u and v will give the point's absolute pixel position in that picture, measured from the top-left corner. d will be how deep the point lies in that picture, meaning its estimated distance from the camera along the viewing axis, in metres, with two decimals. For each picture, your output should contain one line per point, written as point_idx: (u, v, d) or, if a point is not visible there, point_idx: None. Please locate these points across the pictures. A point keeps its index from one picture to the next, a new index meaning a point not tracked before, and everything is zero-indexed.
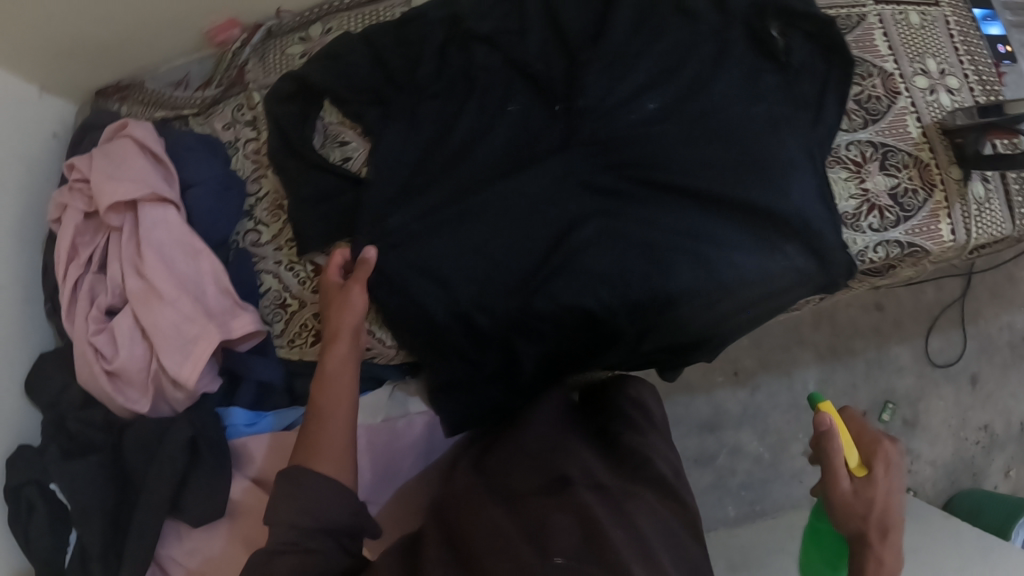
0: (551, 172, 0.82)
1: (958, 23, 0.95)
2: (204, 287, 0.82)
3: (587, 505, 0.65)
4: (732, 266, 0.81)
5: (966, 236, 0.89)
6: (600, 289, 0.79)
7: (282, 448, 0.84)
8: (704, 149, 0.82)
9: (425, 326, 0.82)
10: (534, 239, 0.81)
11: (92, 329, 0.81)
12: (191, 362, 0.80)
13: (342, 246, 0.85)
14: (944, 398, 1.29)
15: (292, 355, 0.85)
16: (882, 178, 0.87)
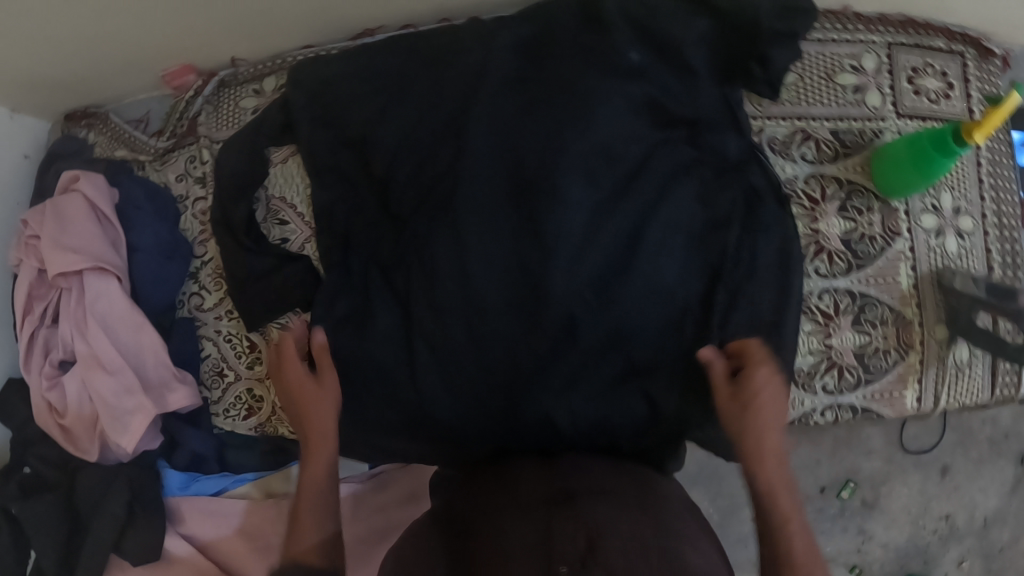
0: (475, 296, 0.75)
1: (990, 150, 0.84)
2: (144, 357, 0.85)
3: (600, 524, 0.61)
4: (625, 405, 0.77)
5: (933, 404, 0.82)
6: (473, 391, 0.77)
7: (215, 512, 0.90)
8: (611, 249, 0.75)
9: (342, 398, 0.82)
10: (429, 331, 0.77)
11: (45, 384, 0.86)
12: (128, 430, 0.83)
13: (274, 328, 0.85)
14: (909, 486, 1.27)
15: (226, 425, 0.87)
16: (852, 334, 0.79)
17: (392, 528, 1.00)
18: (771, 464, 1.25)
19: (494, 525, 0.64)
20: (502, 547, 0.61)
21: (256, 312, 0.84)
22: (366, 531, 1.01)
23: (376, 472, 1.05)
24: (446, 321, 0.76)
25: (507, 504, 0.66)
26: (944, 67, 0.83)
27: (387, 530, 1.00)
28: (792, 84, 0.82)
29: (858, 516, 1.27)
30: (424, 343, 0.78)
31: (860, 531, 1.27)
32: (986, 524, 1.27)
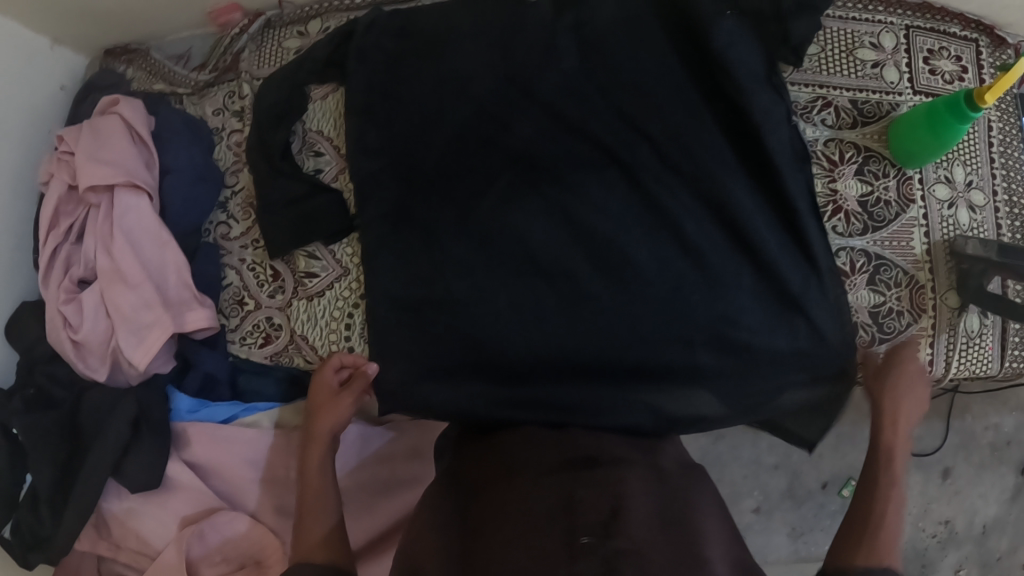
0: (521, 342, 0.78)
1: (1000, 130, 0.86)
2: (166, 277, 0.85)
3: (623, 494, 0.59)
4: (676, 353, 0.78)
5: (944, 369, 0.83)
6: (525, 332, 0.78)
7: (224, 441, 0.86)
8: (670, 197, 0.78)
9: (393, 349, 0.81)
10: (485, 272, 0.79)
11: (63, 298, 0.86)
12: (144, 346, 0.83)
13: (300, 257, 0.85)
14: (909, 486, 1.26)
15: (242, 353, 0.87)
16: (866, 293, 0.81)
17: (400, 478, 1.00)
18: (774, 454, 1.25)
19: (517, 487, 0.63)
20: (521, 514, 0.59)
21: (280, 237, 0.84)
22: (376, 482, 0.99)
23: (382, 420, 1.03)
24: (506, 306, 0.78)
25: (523, 476, 0.64)
26: (958, 52, 0.87)
27: (393, 483, 1.00)
28: (815, 55, 0.85)
29: None
30: (471, 280, 0.79)
31: None
32: (985, 531, 1.26)
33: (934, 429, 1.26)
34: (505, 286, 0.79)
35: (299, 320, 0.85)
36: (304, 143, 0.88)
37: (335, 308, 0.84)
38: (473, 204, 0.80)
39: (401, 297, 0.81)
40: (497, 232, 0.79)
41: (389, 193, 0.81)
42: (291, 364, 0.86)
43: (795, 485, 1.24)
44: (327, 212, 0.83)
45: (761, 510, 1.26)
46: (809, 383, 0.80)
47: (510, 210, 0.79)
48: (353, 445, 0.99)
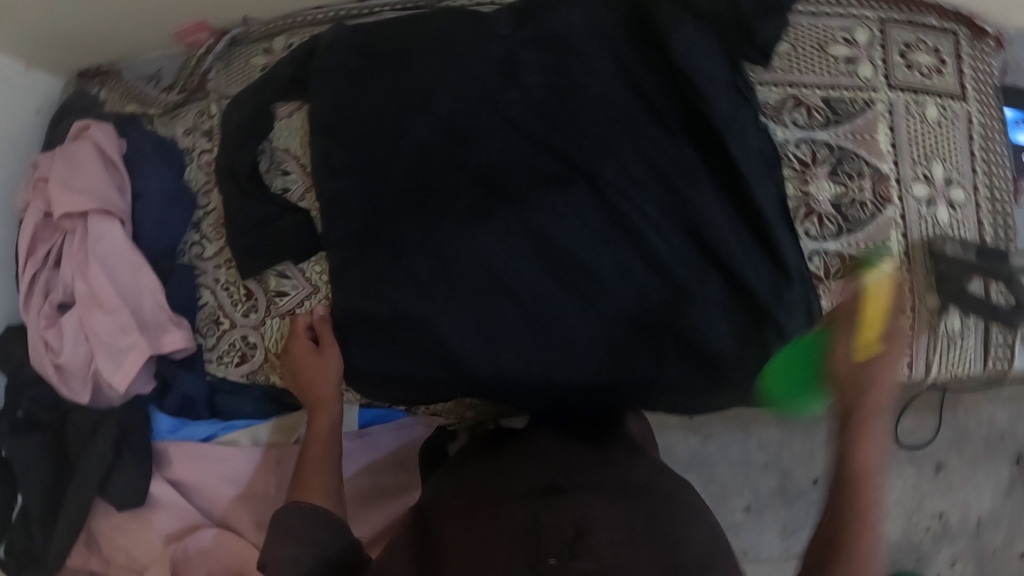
0: (495, 366, 0.79)
1: (981, 123, 0.83)
2: (141, 300, 0.86)
3: (585, 514, 0.62)
4: (654, 361, 0.79)
5: (925, 373, 0.80)
6: (503, 341, 0.79)
7: (205, 457, 0.87)
8: (642, 206, 0.78)
9: (374, 364, 0.82)
10: (456, 287, 0.79)
11: (43, 324, 0.88)
12: (123, 369, 0.84)
13: (270, 276, 0.84)
14: (902, 479, 1.25)
15: (219, 372, 0.88)
16: (843, 298, 0.79)
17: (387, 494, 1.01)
18: (764, 452, 1.23)
19: (486, 513, 0.66)
20: (477, 544, 0.62)
21: (250, 258, 0.84)
22: (362, 497, 1.00)
23: (366, 432, 1.02)
24: (487, 313, 0.79)
25: (494, 499, 0.67)
26: (936, 44, 0.84)
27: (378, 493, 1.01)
28: (785, 52, 0.82)
29: None
30: (439, 297, 0.79)
31: None
32: (979, 525, 1.25)
33: (925, 424, 1.25)
34: (474, 300, 0.79)
35: (274, 339, 0.85)
36: (271, 162, 0.87)
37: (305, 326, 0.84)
38: (438, 221, 0.79)
39: (373, 318, 0.80)
40: (466, 244, 0.79)
41: (356, 210, 0.81)
42: (267, 381, 0.87)
43: (785, 484, 1.23)
44: (298, 230, 0.83)
45: (751, 509, 1.25)
46: (785, 390, 0.79)
47: (476, 234, 0.79)
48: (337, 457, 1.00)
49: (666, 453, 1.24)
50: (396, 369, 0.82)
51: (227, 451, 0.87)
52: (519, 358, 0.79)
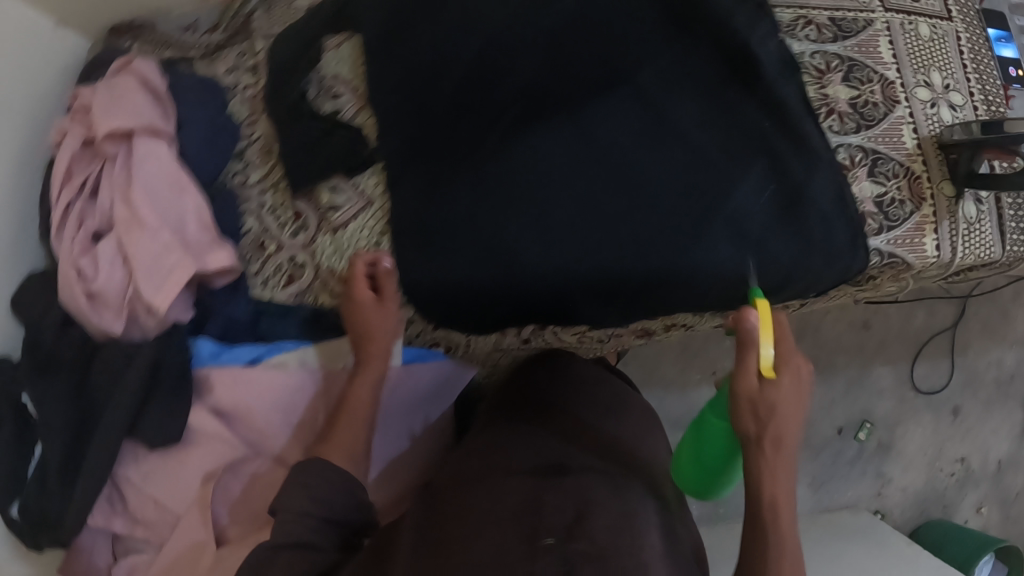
0: (555, 264, 0.80)
1: (968, 40, 0.90)
2: (185, 222, 0.84)
3: (585, 500, 0.68)
4: (713, 250, 0.80)
5: (952, 254, 0.84)
6: (563, 237, 0.80)
7: (248, 382, 0.83)
8: (684, 106, 0.81)
9: (437, 275, 0.81)
10: (512, 187, 0.80)
11: (77, 252, 0.85)
12: (165, 289, 0.82)
13: (323, 192, 0.85)
14: (922, 426, 1.26)
15: (265, 296, 0.86)
16: (869, 185, 0.83)
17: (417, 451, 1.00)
18: None
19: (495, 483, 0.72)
20: (483, 507, 0.67)
21: (302, 173, 0.85)
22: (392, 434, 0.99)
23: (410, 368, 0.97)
24: (547, 210, 0.80)
25: (503, 475, 0.74)
26: None
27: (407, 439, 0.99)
28: None
29: (874, 460, 1.25)
30: (497, 199, 0.80)
31: (879, 474, 1.26)
32: (1000, 468, 1.28)
33: (939, 368, 1.26)
34: (530, 199, 0.81)
35: (324, 255, 0.84)
36: (321, 89, 0.88)
37: (360, 237, 0.83)
38: (488, 129, 0.82)
39: (428, 225, 0.81)
40: (521, 149, 0.81)
41: (405, 121, 0.83)
42: (315, 303, 0.85)
43: (811, 434, 1.22)
44: (349, 144, 0.84)
45: None
46: (823, 271, 0.81)
47: (526, 142, 0.81)
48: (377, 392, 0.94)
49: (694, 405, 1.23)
50: (456, 276, 0.81)
51: (277, 376, 0.83)
52: (578, 254, 0.80)
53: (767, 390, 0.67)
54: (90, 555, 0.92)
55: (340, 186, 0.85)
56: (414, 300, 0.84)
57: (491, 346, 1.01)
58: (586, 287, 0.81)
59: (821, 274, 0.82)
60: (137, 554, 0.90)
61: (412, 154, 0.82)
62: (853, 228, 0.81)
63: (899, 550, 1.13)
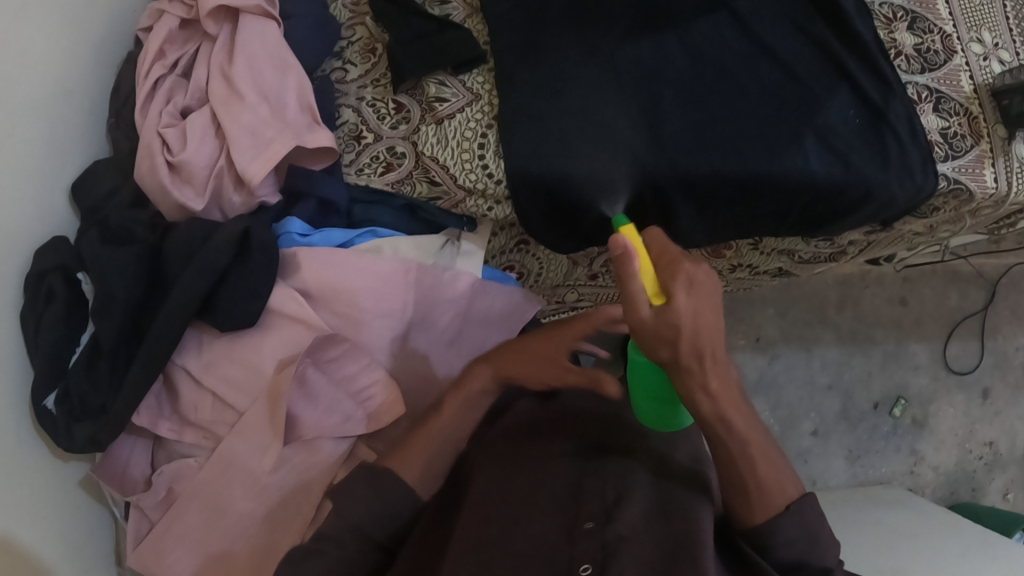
0: (666, 160, 0.74)
1: (1014, 6, 0.95)
2: (285, 100, 0.79)
3: (627, 483, 0.61)
4: (807, 156, 0.75)
5: (1008, 189, 0.85)
6: (660, 132, 0.74)
7: (342, 265, 0.74)
8: (774, 19, 0.80)
9: (530, 159, 0.74)
10: (614, 81, 0.76)
11: (163, 122, 0.80)
12: (261, 159, 0.76)
13: (429, 84, 0.80)
14: (954, 406, 1.31)
15: (359, 184, 0.80)
16: (934, 118, 0.85)
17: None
18: (826, 373, 1.27)
19: (530, 469, 0.65)
20: (518, 495, 0.61)
21: (408, 61, 0.79)
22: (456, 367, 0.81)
23: (489, 287, 0.83)
24: (646, 105, 0.75)
25: (538, 457, 0.67)
26: None
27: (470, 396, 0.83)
28: None
29: (909, 436, 1.29)
30: (602, 91, 0.76)
31: (912, 452, 1.29)
32: None
33: (969, 349, 1.32)
34: (622, 94, 0.76)
35: (428, 144, 0.78)
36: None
37: (466, 129, 0.77)
38: (599, 27, 0.79)
39: (525, 108, 0.75)
40: (625, 50, 0.77)
41: (512, 19, 0.80)
42: (414, 194, 0.79)
43: (848, 405, 1.26)
44: (461, 37, 0.80)
45: (818, 433, 1.26)
46: (901, 189, 0.78)
47: (639, 45, 0.78)
48: (459, 298, 0.80)
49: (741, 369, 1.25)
50: (551, 162, 0.73)
51: (368, 260, 0.74)
52: (691, 149, 0.74)
53: (661, 313, 0.52)
54: (126, 463, 0.81)
55: (448, 81, 0.80)
56: (512, 197, 0.75)
57: (561, 278, 0.94)
58: (682, 194, 0.75)
59: (897, 193, 0.79)
60: (185, 460, 0.78)
61: (530, 48, 0.78)
62: (924, 153, 0.78)
63: (941, 516, 1.15)
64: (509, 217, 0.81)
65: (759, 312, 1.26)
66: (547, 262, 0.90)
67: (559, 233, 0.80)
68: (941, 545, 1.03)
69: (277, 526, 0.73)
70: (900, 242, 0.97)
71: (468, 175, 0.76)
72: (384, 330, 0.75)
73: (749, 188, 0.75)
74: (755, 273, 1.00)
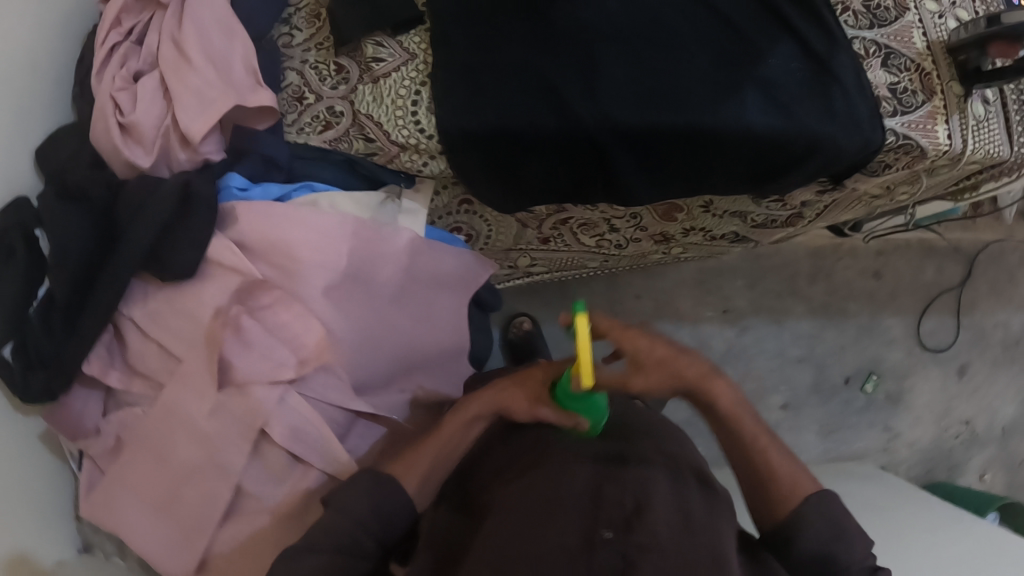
0: (601, 111, 0.71)
1: None
2: (232, 66, 0.78)
3: (647, 491, 0.59)
4: (746, 108, 0.72)
5: (962, 146, 0.83)
6: (595, 84, 0.71)
7: (277, 217, 0.74)
8: None
9: (463, 118, 0.73)
10: (546, 33, 0.73)
11: (117, 87, 0.80)
12: (205, 119, 0.76)
13: (367, 45, 0.79)
14: (931, 382, 1.29)
15: (299, 142, 0.81)
16: (882, 74, 0.82)
17: (444, 347, 0.88)
18: (797, 346, 1.26)
19: (547, 471, 0.63)
20: (537, 502, 0.59)
21: (349, 21, 0.77)
22: (407, 333, 0.84)
23: (434, 245, 0.85)
24: (579, 55, 0.72)
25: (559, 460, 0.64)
26: None
27: (426, 361, 0.87)
28: None
29: (883, 411, 1.28)
30: (534, 43, 0.73)
31: (887, 428, 1.28)
32: (1005, 432, 1.30)
33: (946, 324, 1.30)
34: (555, 45, 0.73)
35: (364, 103, 0.78)
36: None
37: (401, 88, 0.78)
38: None
39: (458, 64, 0.74)
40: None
41: None
42: (351, 150, 0.80)
43: (820, 378, 1.25)
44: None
45: (789, 407, 1.25)
46: (848, 143, 0.76)
47: None
48: (400, 252, 0.81)
49: (711, 339, 1.23)
50: (485, 119, 0.72)
51: (304, 212, 0.75)
52: (625, 101, 0.71)
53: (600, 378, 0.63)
54: (79, 414, 0.82)
55: (387, 41, 0.79)
56: (445, 149, 0.75)
57: (512, 240, 0.95)
58: (623, 149, 0.73)
59: (847, 146, 0.76)
60: (130, 409, 0.80)
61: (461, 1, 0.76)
62: (871, 106, 0.77)
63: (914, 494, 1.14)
64: (446, 173, 0.81)
65: (727, 283, 1.25)
66: (496, 223, 0.92)
67: (502, 194, 0.78)
68: (908, 518, 1.03)
69: (217, 474, 0.74)
70: (858, 205, 0.96)
71: (400, 131, 0.77)
72: (320, 281, 0.76)
73: (690, 139, 0.72)
74: (710, 238, 1.00)
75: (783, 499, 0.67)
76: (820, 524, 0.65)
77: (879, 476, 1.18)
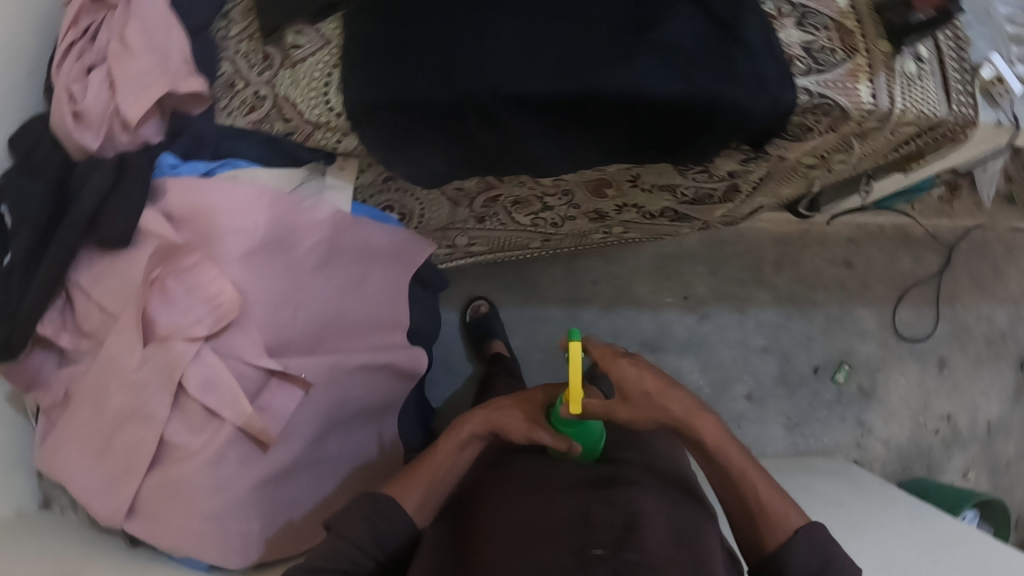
0: (494, 77, 0.72)
1: None
2: (169, 53, 0.84)
3: (636, 511, 0.64)
4: (642, 70, 0.72)
5: (889, 104, 0.79)
6: (490, 52, 0.73)
7: (198, 187, 0.80)
8: None
9: (368, 86, 0.76)
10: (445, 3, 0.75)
11: (72, 77, 0.87)
12: (141, 104, 0.82)
13: (287, 33, 0.83)
14: (907, 377, 1.24)
15: (228, 123, 0.87)
16: (797, 33, 0.79)
17: (370, 318, 0.93)
18: (762, 335, 1.23)
19: (541, 495, 0.68)
20: (534, 525, 0.64)
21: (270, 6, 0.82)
22: (326, 300, 0.88)
23: (362, 221, 0.90)
24: (476, 23, 0.74)
25: (548, 488, 0.68)
26: None
27: (351, 330, 0.92)
28: None
29: (855, 405, 1.23)
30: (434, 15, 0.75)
31: (860, 422, 1.23)
32: (989, 430, 1.25)
33: (924, 316, 1.26)
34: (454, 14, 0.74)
35: (283, 86, 0.84)
36: None
37: (316, 71, 0.82)
38: None
39: (364, 36, 0.77)
40: None
41: None
42: (273, 131, 0.86)
43: (786, 368, 1.22)
44: None
45: (754, 398, 1.22)
46: (755, 108, 0.75)
47: None
48: (323, 223, 0.86)
49: (671, 326, 1.22)
50: (388, 86, 0.75)
51: (224, 181, 0.80)
52: (518, 67, 0.72)
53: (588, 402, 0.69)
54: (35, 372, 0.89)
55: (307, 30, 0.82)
56: (353, 119, 0.79)
57: (447, 218, 1.01)
58: (523, 115, 0.75)
59: (754, 111, 0.75)
60: (77, 366, 0.87)
61: None
62: (782, 71, 0.76)
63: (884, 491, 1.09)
64: (360, 150, 0.86)
65: (687, 269, 1.24)
66: (425, 203, 0.96)
67: (430, 159, 0.84)
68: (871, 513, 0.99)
69: (144, 425, 0.80)
70: (796, 179, 0.93)
71: (313, 109, 0.82)
72: (234, 245, 0.80)
73: (588, 103, 0.73)
74: (648, 216, 1.02)
75: (772, 530, 0.68)
76: (807, 552, 0.66)
77: (847, 472, 1.13)
